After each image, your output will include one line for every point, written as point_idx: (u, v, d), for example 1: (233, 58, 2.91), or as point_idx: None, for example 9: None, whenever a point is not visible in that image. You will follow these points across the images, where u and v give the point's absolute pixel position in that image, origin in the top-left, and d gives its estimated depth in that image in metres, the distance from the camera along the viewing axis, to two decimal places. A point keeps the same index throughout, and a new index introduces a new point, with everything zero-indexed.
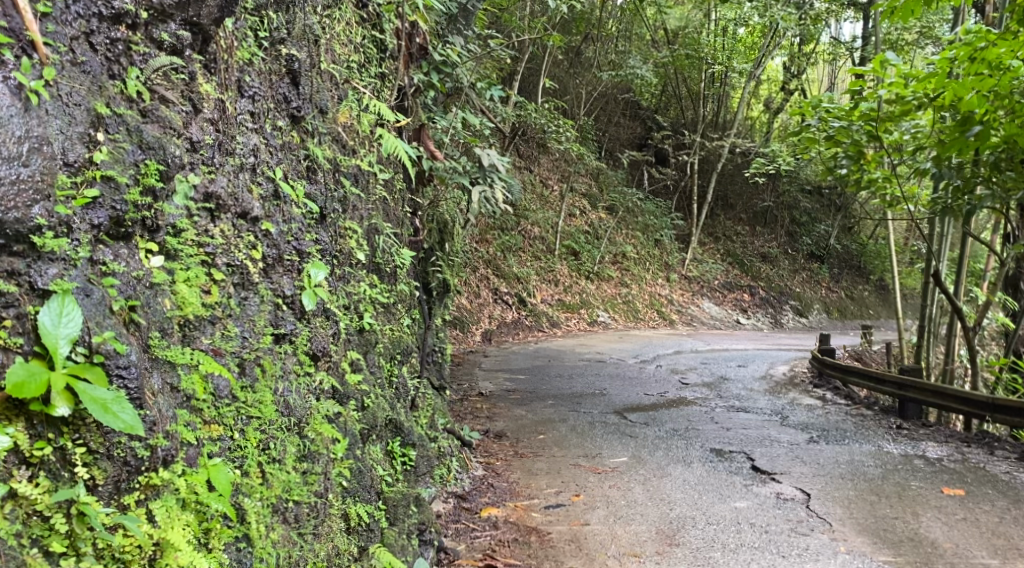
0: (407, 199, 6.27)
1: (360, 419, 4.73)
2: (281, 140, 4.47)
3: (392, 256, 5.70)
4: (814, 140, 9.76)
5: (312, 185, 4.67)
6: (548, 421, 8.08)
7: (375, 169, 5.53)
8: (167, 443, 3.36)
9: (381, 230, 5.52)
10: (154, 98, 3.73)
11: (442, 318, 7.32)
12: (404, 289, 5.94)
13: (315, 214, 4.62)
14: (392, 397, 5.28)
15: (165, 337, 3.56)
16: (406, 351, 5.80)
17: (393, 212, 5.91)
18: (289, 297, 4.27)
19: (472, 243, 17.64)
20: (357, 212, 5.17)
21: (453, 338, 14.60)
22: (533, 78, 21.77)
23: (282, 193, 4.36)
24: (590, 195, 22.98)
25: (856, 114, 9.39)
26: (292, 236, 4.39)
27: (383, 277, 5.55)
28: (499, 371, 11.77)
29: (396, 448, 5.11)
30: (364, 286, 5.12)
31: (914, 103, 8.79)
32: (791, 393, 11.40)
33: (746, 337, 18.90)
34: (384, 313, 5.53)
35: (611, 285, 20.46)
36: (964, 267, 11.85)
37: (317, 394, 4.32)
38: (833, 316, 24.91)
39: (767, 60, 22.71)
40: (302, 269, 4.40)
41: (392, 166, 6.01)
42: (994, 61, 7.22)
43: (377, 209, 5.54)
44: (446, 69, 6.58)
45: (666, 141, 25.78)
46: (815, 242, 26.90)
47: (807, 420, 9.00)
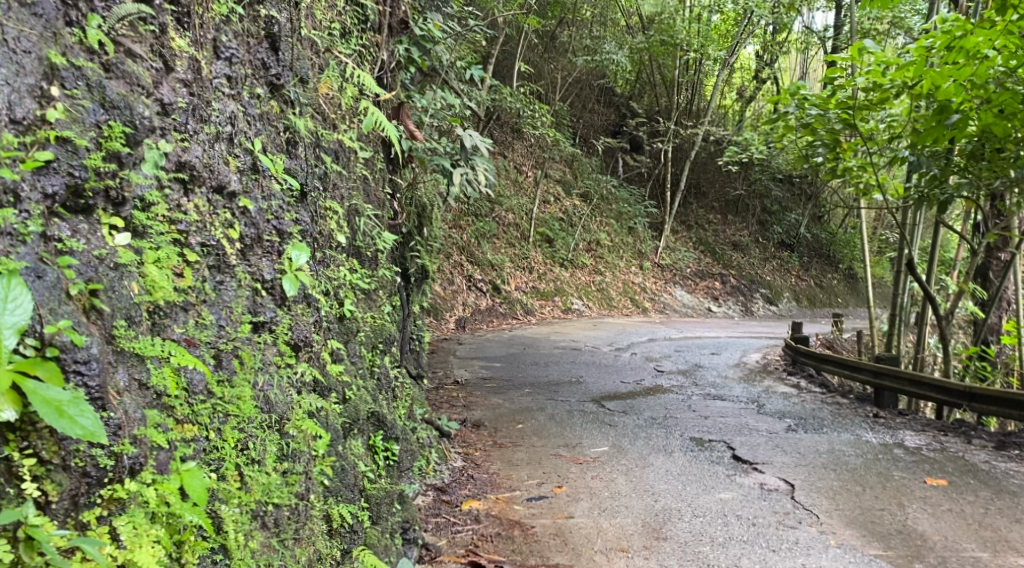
0: (387, 180, 6.09)
1: (342, 412, 4.55)
2: (260, 110, 4.24)
3: (373, 240, 5.52)
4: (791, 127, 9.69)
5: (292, 161, 4.44)
6: (526, 409, 7.95)
7: (356, 146, 5.33)
8: (134, 450, 3.20)
9: (362, 211, 5.33)
10: (120, 51, 3.54)
11: (419, 305, 7.15)
12: (384, 275, 5.76)
13: (295, 192, 4.40)
14: (372, 387, 5.12)
15: (133, 327, 3.37)
16: (387, 339, 5.63)
17: (374, 193, 5.73)
18: (267, 282, 4.08)
19: (446, 229, 17.45)
20: (338, 191, 4.96)
21: (428, 325, 14.43)
22: (508, 63, 21.55)
23: (260, 167, 4.14)
24: (565, 182, 22.86)
25: (833, 102, 9.32)
26: (272, 214, 4.18)
27: (363, 262, 5.37)
28: (474, 358, 11.63)
29: (378, 442, 4.93)
30: (344, 270, 4.94)
31: (892, 92, 8.74)
32: (766, 381, 11.38)
33: (718, 325, 18.93)
34: (365, 300, 5.36)
35: (585, 272, 20.38)
36: (936, 256, 11.87)
37: (298, 386, 4.13)
38: (803, 304, 25.07)
39: (741, 48, 22.70)
40: (282, 251, 4.20)
41: (372, 144, 5.80)
42: (971, 50, 7.15)
43: (358, 189, 5.34)
44: (428, 45, 6.38)
45: (640, 128, 25.69)
46: (786, 231, 27.00)
47: (784, 409, 8.97)
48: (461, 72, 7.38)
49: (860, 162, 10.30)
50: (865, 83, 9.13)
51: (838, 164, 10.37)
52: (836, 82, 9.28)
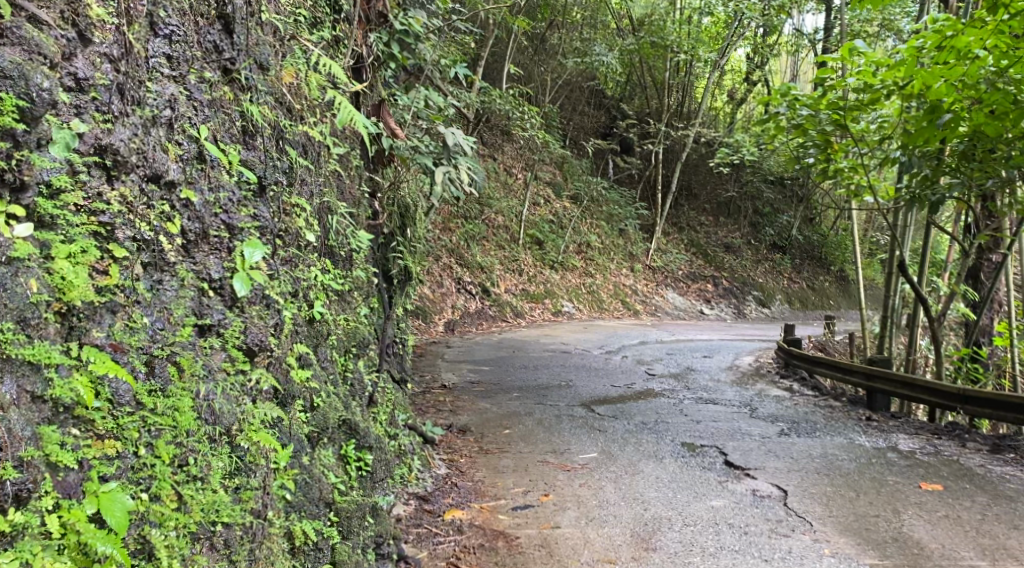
0: (365, 177, 5.99)
1: (309, 421, 4.44)
2: (210, 95, 4.13)
3: (347, 239, 5.39)
4: (782, 128, 9.57)
5: (250, 152, 4.33)
6: (513, 414, 7.81)
7: (328, 142, 5.18)
8: (19, 476, 3.09)
9: (335, 209, 5.19)
10: (20, 16, 3.40)
11: (403, 308, 7.01)
12: (359, 276, 5.62)
13: (253, 185, 4.29)
14: (344, 394, 4.97)
15: (26, 333, 3.23)
16: (363, 343, 5.49)
17: (349, 191, 5.61)
18: (214, 281, 3.95)
19: (435, 232, 17.31)
20: (307, 187, 4.81)
21: (416, 328, 14.28)
22: (497, 66, 21.45)
23: (207, 156, 4.03)
24: (555, 184, 22.77)
25: (824, 103, 9.23)
26: (220, 207, 4.06)
27: (336, 261, 5.22)
28: (461, 362, 11.48)
29: (350, 452, 4.80)
30: (313, 271, 4.80)
31: (883, 92, 8.65)
32: (758, 383, 11.26)
33: (710, 327, 18.82)
34: (339, 302, 5.23)
35: (576, 274, 20.27)
36: (927, 257, 11.76)
37: (253, 394, 4.00)
38: (795, 306, 24.97)
39: (732, 50, 22.64)
40: (233, 248, 4.08)
41: (346, 140, 5.67)
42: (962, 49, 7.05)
43: (330, 187, 5.19)
44: (408, 40, 6.22)
45: (631, 130, 25.61)
46: (777, 233, 26.92)
47: (776, 412, 8.84)
48: (445, 70, 7.23)
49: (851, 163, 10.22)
50: (856, 83, 9.03)
51: (829, 165, 10.28)
52: (825, 83, 9.18)
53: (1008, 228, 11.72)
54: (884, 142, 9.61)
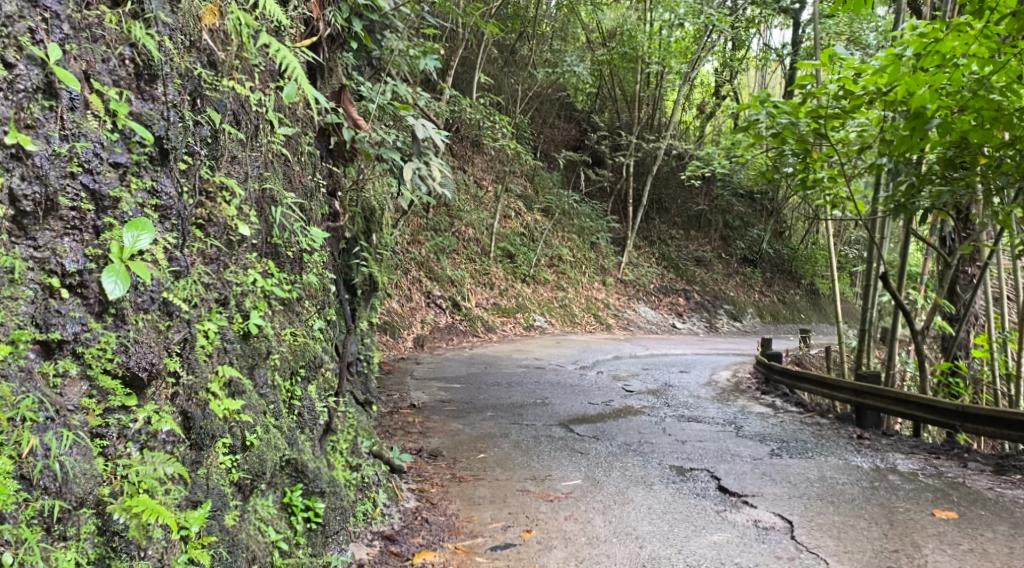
0: (320, 168, 5.51)
1: (240, 466, 4.01)
2: (84, 18, 3.61)
3: (296, 237, 4.86)
4: (760, 137, 9.16)
5: (144, 106, 3.79)
6: (487, 436, 7.25)
7: (270, 117, 4.71)
8: None
9: (280, 201, 4.70)
10: None
11: (367, 322, 6.47)
12: (312, 282, 5.07)
13: (150, 151, 3.76)
14: (289, 427, 4.46)
15: None
16: (313, 363, 4.92)
17: (299, 180, 5.10)
18: (69, 275, 3.39)
19: (403, 244, 16.74)
20: (241, 168, 4.36)
21: (383, 344, 13.67)
22: (467, 76, 21.00)
23: (64, 93, 3.46)
24: (526, 197, 22.36)
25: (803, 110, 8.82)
26: (79, 164, 3.48)
27: (281, 263, 4.70)
28: (431, 379, 10.90)
29: (296, 500, 4.34)
30: (252, 275, 4.32)
31: (865, 99, 8.25)
32: (739, 399, 10.80)
33: (684, 342, 18.37)
34: (286, 313, 4.70)
35: (547, 289, 19.78)
36: (907, 267, 11.38)
37: (142, 441, 3.54)
38: (767, 320, 24.56)
39: (701, 64, 22.39)
40: (104, 224, 3.52)
41: (295, 120, 5.16)
42: (946, 55, 6.66)
43: (274, 171, 4.69)
44: (372, 15, 5.89)
45: (603, 142, 25.26)
46: (748, 247, 26.68)
47: (764, 430, 8.37)
48: (414, 64, 6.76)
49: (830, 173, 9.86)
50: (837, 90, 8.63)
51: (807, 175, 9.89)
52: (805, 89, 8.80)
53: (988, 238, 11.41)
54: (863, 151, 9.24)
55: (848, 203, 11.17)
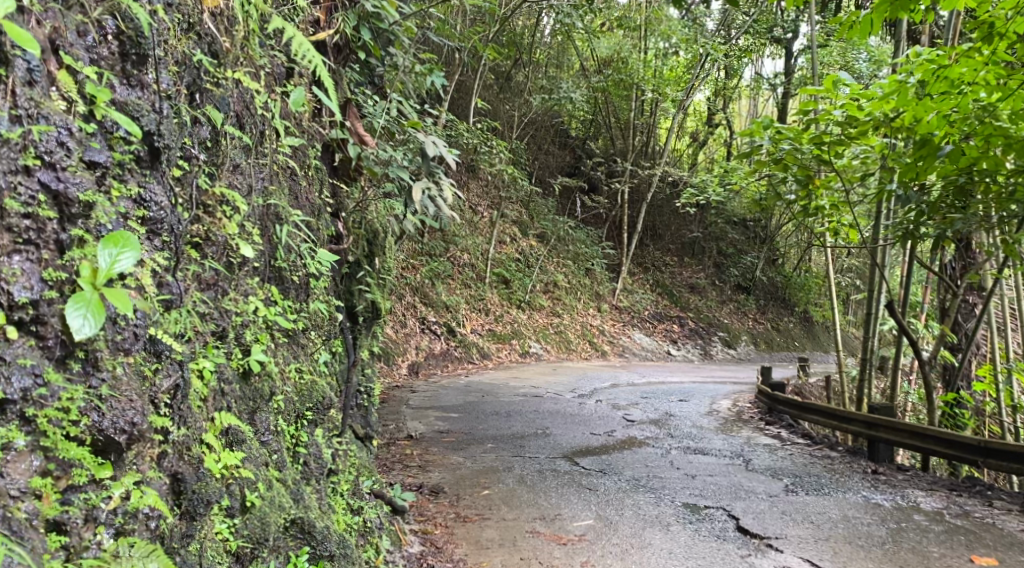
0: (326, 185, 5.29)
1: (241, 532, 3.75)
2: None
3: (303, 260, 4.68)
4: (762, 163, 8.93)
5: (130, 93, 3.48)
6: (491, 470, 6.94)
7: (275, 123, 4.53)
8: None
9: (286, 218, 4.51)
10: None
11: (369, 351, 6.20)
12: (316, 311, 4.85)
13: (138, 153, 3.47)
14: (293, 480, 4.23)
15: None
16: (320, 406, 4.74)
17: (305, 197, 4.89)
18: (18, 307, 3.02)
19: (398, 269, 16.48)
20: (246, 180, 4.18)
21: (379, 371, 13.36)
22: (462, 101, 20.88)
23: (25, 71, 3.12)
24: (521, 223, 22.17)
25: (807, 136, 8.59)
26: (36, 156, 3.12)
27: (286, 289, 4.50)
28: (428, 408, 10.59)
29: (302, 563, 4.04)
30: (252, 303, 4.12)
31: (871, 125, 8.04)
32: (745, 430, 10.52)
33: (680, 370, 18.08)
34: (290, 347, 4.52)
35: (542, 314, 19.49)
36: (909, 296, 11.13)
37: (117, 524, 3.19)
38: (762, 347, 24.18)
39: (697, 92, 22.21)
40: (69, 239, 3.17)
41: (301, 132, 4.96)
42: (955, 80, 6.45)
43: (278, 185, 4.51)
44: (379, 24, 5.72)
45: (598, 169, 25.13)
46: (742, 274, 26.46)
47: (775, 464, 8.07)
48: (420, 82, 6.59)
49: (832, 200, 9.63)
50: (841, 115, 8.42)
51: (809, 202, 9.63)
52: (809, 115, 8.58)
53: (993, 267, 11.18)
54: (867, 177, 8.96)
55: (849, 230, 10.94)
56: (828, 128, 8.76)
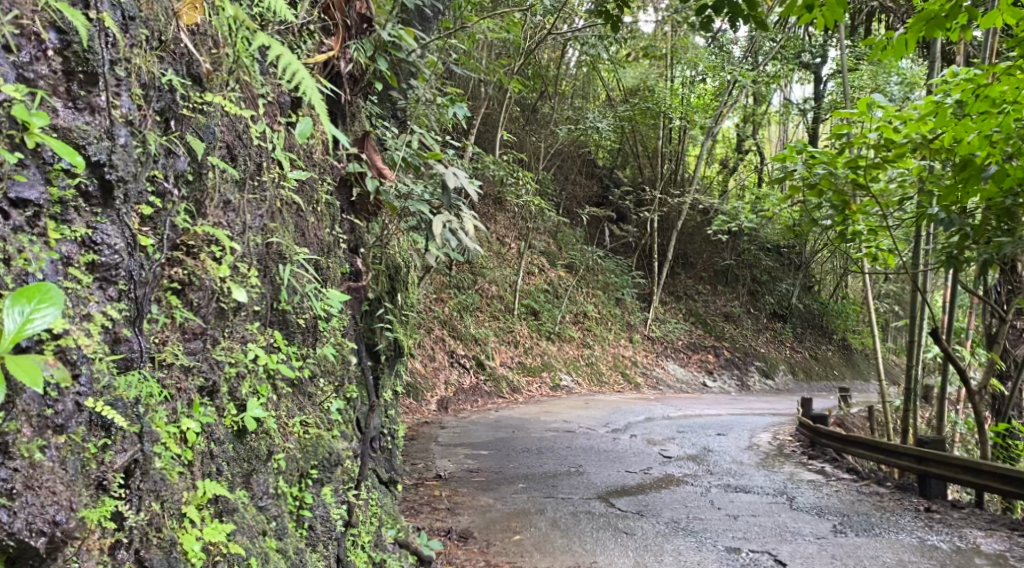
0: (341, 220, 5.15)
1: None
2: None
3: (309, 301, 4.52)
4: (797, 189, 8.64)
5: (78, 117, 3.31)
6: (521, 512, 6.70)
7: (277, 155, 4.45)
8: None
9: (294, 257, 4.41)
10: None
11: (392, 391, 6.03)
12: (326, 356, 4.69)
13: (86, 183, 3.30)
14: (296, 546, 4.03)
15: None
16: (326, 462, 4.50)
17: (315, 235, 4.76)
18: None
19: (426, 302, 16.32)
20: (246, 219, 4.11)
21: (406, 407, 13.14)
22: (489, 134, 20.79)
23: None
24: (549, 254, 21.95)
25: (842, 160, 8.29)
26: None
27: (290, 334, 4.36)
28: (457, 445, 10.34)
29: None
30: (251, 350, 4.02)
31: (909, 147, 7.73)
32: (786, 465, 10.13)
33: (716, 401, 17.64)
34: (295, 398, 4.36)
35: (573, 346, 19.18)
36: (955, 322, 10.72)
37: None
38: (800, 377, 23.57)
39: (726, 119, 21.94)
40: None
41: (310, 164, 4.84)
42: (998, 99, 6.14)
43: (280, 223, 4.39)
44: (398, 53, 5.58)
45: (627, 197, 24.90)
46: (778, 302, 25.99)
47: (819, 502, 7.70)
48: (440, 111, 6.49)
49: (869, 225, 9.30)
50: (878, 138, 8.12)
51: (845, 227, 9.29)
52: (844, 139, 8.28)
53: None
54: (904, 202, 8.62)
55: (886, 256, 10.58)
56: (864, 151, 8.45)
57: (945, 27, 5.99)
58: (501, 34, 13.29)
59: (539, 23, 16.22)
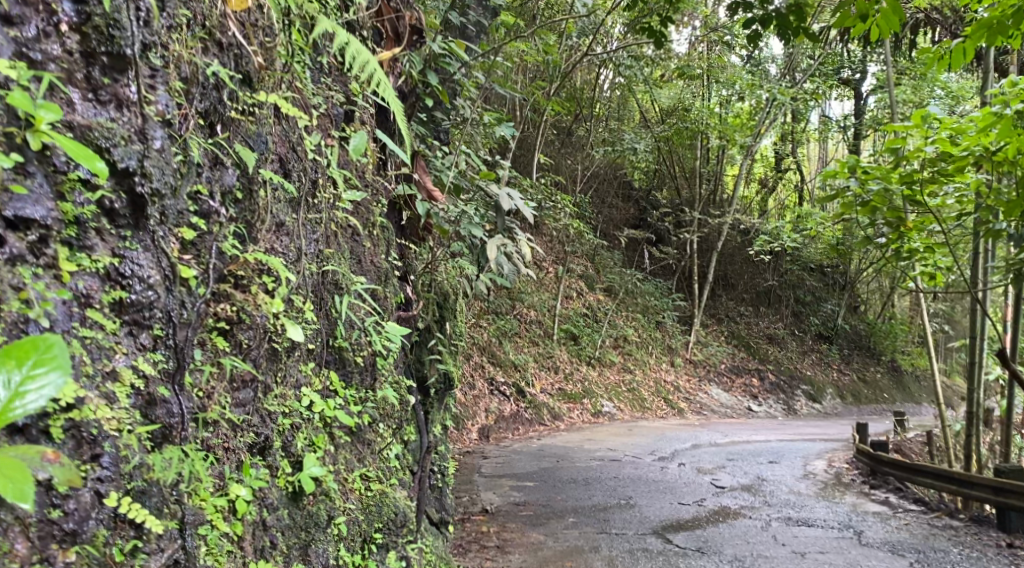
0: (394, 244, 5.03)
1: None
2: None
3: (366, 339, 4.45)
4: (848, 206, 8.18)
5: (104, 113, 3.10)
6: (576, 552, 6.45)
7: (331, 172, 4.34)
8: None
9: (347, 288, 4.33)
10: None
11: (442, 426, 5.86)
12: (385, 399, 4.61)
13: (113, 192, 3.09)
14: None
15: None
16: (392, 523, 4.50)
17: (368, 264, 4.67)
18: None
19: (467, 329, 16.10)
20: (302, 251, 4.00)
21: (449, 436, 12.88)
22: (524, 158, 20.59)
23: None
24: (587, 277, 21.67)
25: (897, 175, 7.86)
26: None
27: (347, 375, 4.30)
28: (502, 477, 10.01)
29: None
30: (305, 397, 3.94)
31: (969, 159, 7.26)
32: (848, 495, 9.70)
33: (764, 427, 17.13)
34: (356, 447, 4.31)
35: (614, 371, 18.79)
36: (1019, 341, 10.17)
37: None
38: (849, 400, 22.84)
39: (765, 136, 21.44)
40: None
41: (364, 185, 4.71)
42: None
43: (336, 248, 4.32)
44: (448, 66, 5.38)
45: (664, 218, 24.47)
46: (821, 323, 25.39)
47: (888, 536, 7.29)
48: (487, 130, 6.35)
49: (925, 243, 8.79)
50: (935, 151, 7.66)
51: (899, 246, 8.80)
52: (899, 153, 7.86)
53: None
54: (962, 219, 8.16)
55: (939, 275, 10.08)
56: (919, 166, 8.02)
57: (1007, 35, 5.49)
58: (537, 56, 13.12)
59: (575, 44, 16.01)
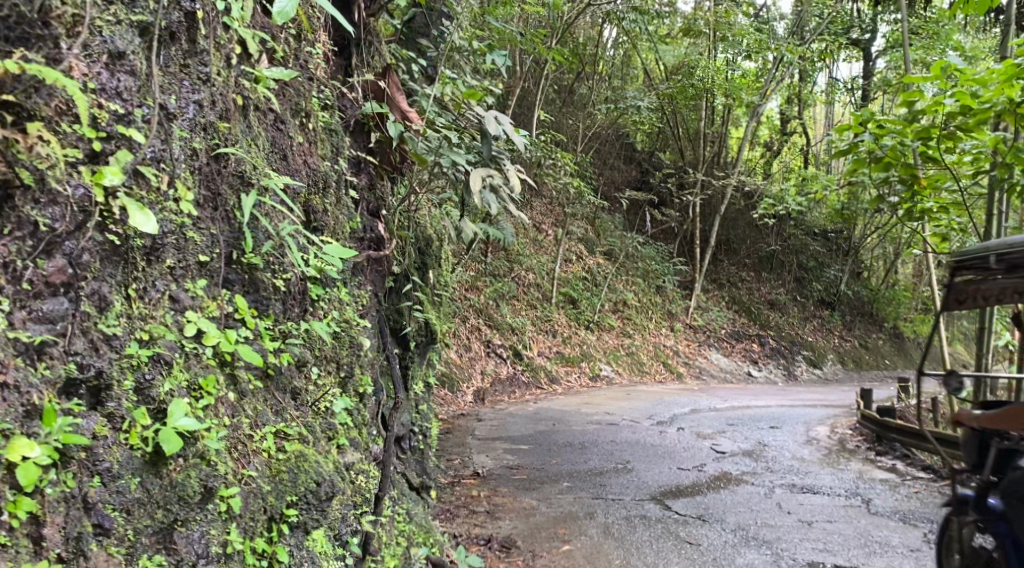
0: (343, 155, 4.66)
1: None
2: None
3: (302, 268, 4.03)
4: (861, 164, 7.55)
5: None
6: (568, 518, 6.08)
7: (242, 32, 3.91)
8: None
9: (266, 192, 3.88)
10: None
11: (420, 381, 5.55)
12: (328, 344, 4.21)
13: None
14: None
15: None
16: (310, 496, 3.83)
17: (297, 164, 4.21)
18: None
19: (461, 290, 15.73)
20: (168, 151, 3.49)
21: (440, 397, 12.54)
22: (526, 116, 20.04)
23: None
24: (587, 240, 21.19)
25: (913, 130, 7.23)
26: None
27: (261, 304, 3.83)
28: (495, 440, 9.60)
29: None
30: (189, 325, 3.48)
31: (993, 113, 6.64)
32: (852, 463, 9.30)
33: (764, 392, 16.74)
34: (282, 394, 3.89)
35: (612, 335, 18.38)
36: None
37: None
38: (849, 366, 22.52)
39: (772, 96, 20.68)
40: None
41: (298, 64, 4.37)
42: None
43: (235, 124, 3.84)
44: None
45: (668, 182, 23.85)
46: (825, 289, 24.95)
47: (897, 506, 6.86)
48: (469, 57, 5.97)
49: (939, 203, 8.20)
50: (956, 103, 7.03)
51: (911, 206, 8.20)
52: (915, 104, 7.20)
53: None
54: (980, 176, 7.55)
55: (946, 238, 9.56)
56: (937, 118, 7.37)
57: None
58: (535, 5, 12.52)
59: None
